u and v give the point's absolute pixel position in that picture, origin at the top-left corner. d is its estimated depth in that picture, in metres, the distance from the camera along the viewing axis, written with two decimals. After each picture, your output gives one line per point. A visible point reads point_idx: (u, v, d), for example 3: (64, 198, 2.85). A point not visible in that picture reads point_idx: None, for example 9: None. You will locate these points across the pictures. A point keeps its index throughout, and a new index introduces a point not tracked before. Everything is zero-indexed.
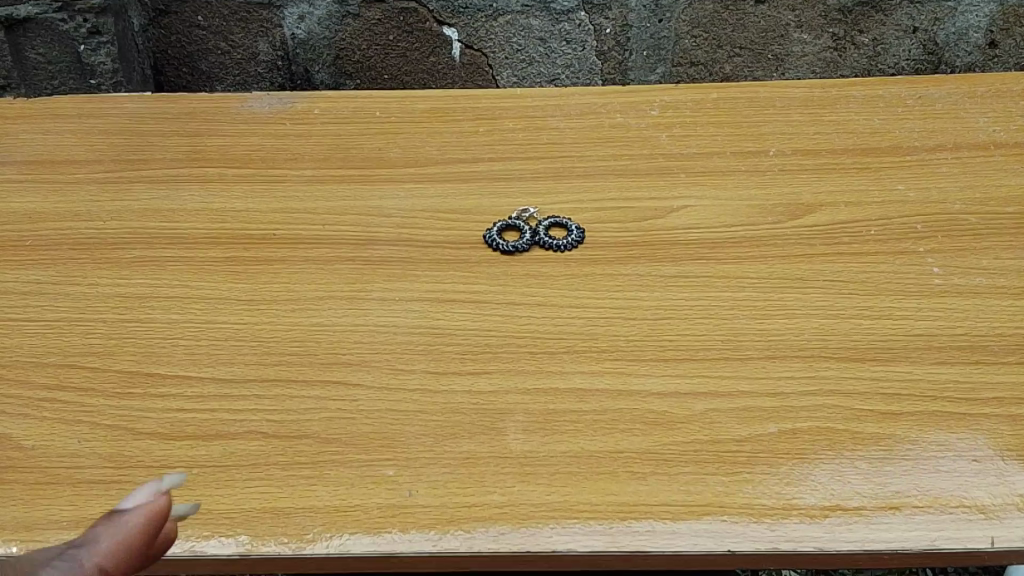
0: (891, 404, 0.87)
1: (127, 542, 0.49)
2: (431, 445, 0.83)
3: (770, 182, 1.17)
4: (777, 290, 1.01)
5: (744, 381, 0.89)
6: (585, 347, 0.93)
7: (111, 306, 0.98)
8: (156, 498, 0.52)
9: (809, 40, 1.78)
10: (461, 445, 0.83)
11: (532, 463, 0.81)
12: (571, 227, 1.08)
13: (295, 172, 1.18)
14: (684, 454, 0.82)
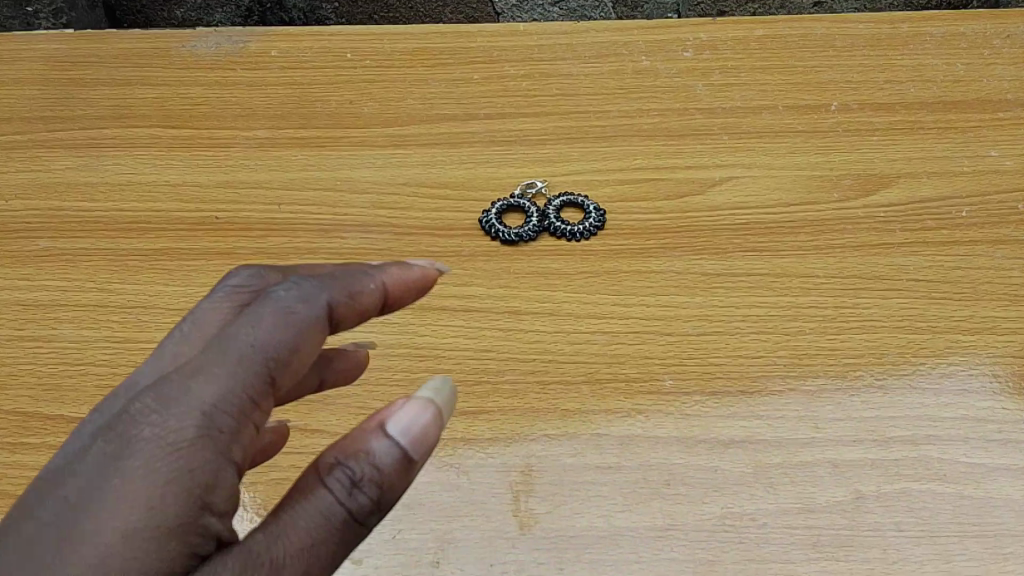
0: (1004, 460, 0.69)
1: (416, 277, 0.51)
2: (419, 521, 0.64)
3: (834, 145, 0.94)
4: (848, 293, 0.80)
5: (818, 424, 0.71)
6: (612, 375, 0.74)
7: (8, 317, 0.78)
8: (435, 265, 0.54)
9: None
10: (456, 519, 0.64)
11: (548, 548, 0.63)
12: (590, 208, 0.87)
13: (246, 132, 0.95)
14: (746, 536, 0.64)
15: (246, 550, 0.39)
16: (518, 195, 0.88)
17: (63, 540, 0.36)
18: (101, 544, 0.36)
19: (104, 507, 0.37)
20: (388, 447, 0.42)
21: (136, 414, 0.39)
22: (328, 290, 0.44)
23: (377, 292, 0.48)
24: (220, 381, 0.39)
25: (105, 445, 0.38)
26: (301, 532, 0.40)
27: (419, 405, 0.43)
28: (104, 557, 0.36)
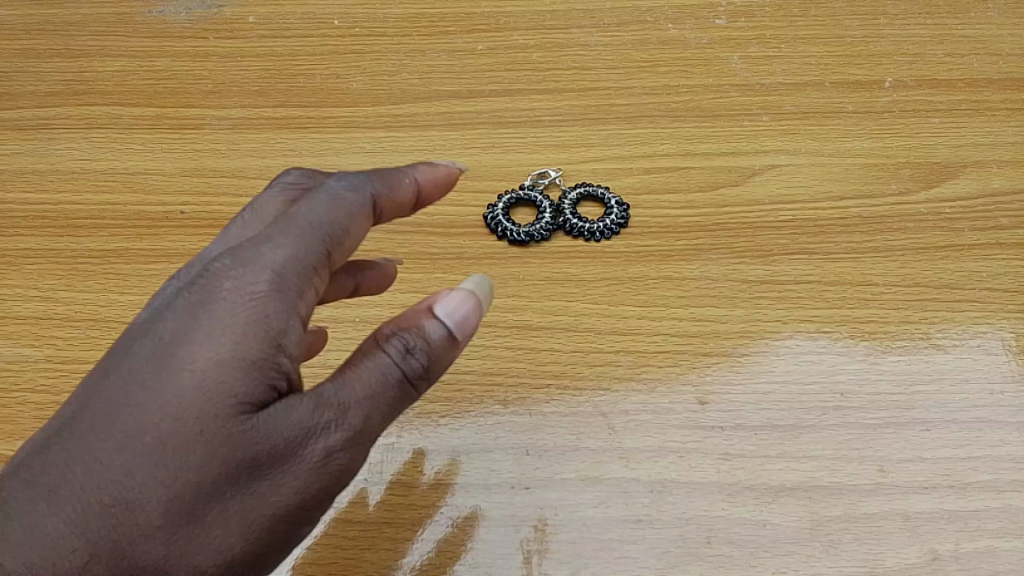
0: None
1: (449, 176, 0.53)
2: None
3: (890, 128, 0.82)
4: (912, 306, 0.69)
5: (884, 467, 0.60)
6: (640, 404, 0.63)
7: None
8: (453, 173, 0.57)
9: None
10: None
11: None
12: (611, 202, 0.75)
13: (218, 110, 0.83)
14: None
15: (313, 395, 0.40)
16: (528, 188, 0.77)
17: (157, 376, 0.39)
18: (194, 373, 0.39)
19: (190, 347, 0.39)
20: (437, 326, 0.44)
21: (220, 270, 0.41)
22: (372, 183, 0.47)
23: (413, 184, 0.50)
24: (288, 246, 0.42)
25: (188, 299, 0.41)
26: (361, 388, 0.41)
27: (461, 293, 0.45)
28: (194, 392, 0.38)
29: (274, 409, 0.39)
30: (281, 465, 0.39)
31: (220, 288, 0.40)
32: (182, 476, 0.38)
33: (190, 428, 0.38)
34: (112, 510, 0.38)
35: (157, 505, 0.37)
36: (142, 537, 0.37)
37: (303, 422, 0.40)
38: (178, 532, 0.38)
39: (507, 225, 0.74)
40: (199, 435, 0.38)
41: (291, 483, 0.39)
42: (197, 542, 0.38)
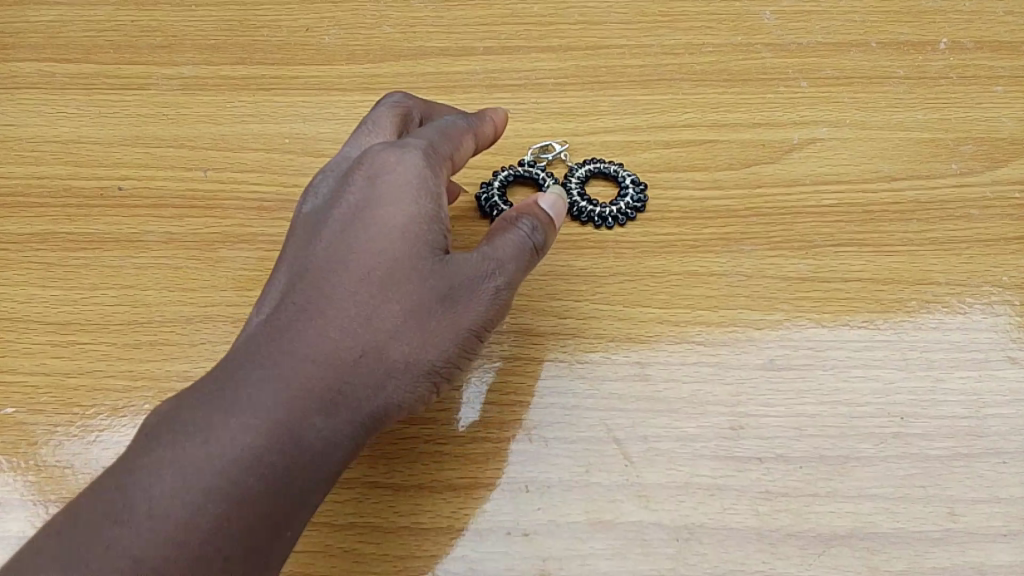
0: None
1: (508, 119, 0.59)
2: None
3: (946, 97, 0.71)
4: (981, 310, 0.59)
5: (955, 510, 0.50)
6: (661, 431, 0.53)
7: None
8: None
9: None
10: None
11: None
12: (625, 182, 0.64)
13: (166, 68, 0.71)
14: None
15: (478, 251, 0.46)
16: (528, 164, 0.66)
17: (343, 238, 0.45)
18: (387, 225, 0.44)
19: (378, 208, 0.45)
20: (545, 213, 0.51)
21: (380, 151, 0.47)
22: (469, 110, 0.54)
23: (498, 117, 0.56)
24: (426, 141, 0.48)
25: (358, 176, 0.46)
26: (511, 247, 0.47)
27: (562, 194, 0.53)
28: (392, 241, 0.44)
29: (452, 252, 0.45)
30: (468, 297, 0.45)
31: (389, 162, 0.46)
32: (396, 305, 0.43)
33: (395, 265, 0.44)
34: (332, 346, 0.42)
35: (370, 334, 0.43)
36: (367, 362, 0.42)
37: (474, 266, 0.45)
38: (394, 349, 0.43)
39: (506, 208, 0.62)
40: (404, 268, 0.44)
41: (477, 313, 0.45)
42: (414, 358, 0.43)
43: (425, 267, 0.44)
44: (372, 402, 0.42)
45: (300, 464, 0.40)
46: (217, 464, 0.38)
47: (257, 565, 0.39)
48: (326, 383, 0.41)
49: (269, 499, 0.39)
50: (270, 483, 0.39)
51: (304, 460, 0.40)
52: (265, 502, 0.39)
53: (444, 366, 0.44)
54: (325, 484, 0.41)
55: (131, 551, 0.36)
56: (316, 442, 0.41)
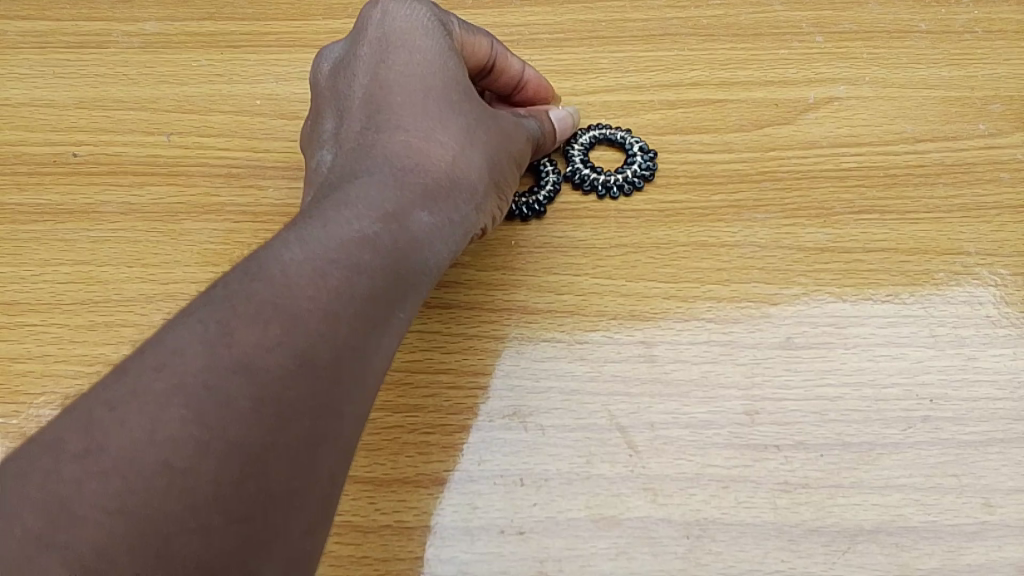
0: None
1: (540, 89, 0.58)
2: None
3: (972, 53, 0.66)
4: (1016, 281, 0.54)
5: (991, 500, 0.46)
6: (669, 417, 0.48)
7: None
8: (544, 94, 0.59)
9: None
10: None
11: None
12: (634, 148, 0.59)
13: (126, 23, 0.66)
14: None
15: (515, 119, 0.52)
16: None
17: (399, 80, 0.48)
18: (434, 74, 0.48)
19: (425, 57, 0.49)
20: (551, 124, 0.56)
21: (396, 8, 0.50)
22: (498, 46, 0.55)
23: (516, 69, 0.56)
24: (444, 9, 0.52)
25: (388, 40, 0.49)
26: (525, 122, 0.53)
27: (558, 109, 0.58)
28: (444, 80, 0.48)
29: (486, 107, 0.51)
30: (508, 137, 0.50)
31: (423, 22, 0.50)
32: (466, 133, 0.47)
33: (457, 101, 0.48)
34: (415, 163, 0.45)
35: (453, 152, 0.46)
36: (447, 178, 0.45)
37: (515, 122, 0.51)
38: (472, 162, 0.47)
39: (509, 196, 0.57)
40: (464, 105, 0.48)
41: (514, 152, 0.50)
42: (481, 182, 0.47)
43: (479, 105, 0.49)
44: (454, 218, 0.45)
45: (405, 264, 0.41)
46: (334, 253, 0.38)
47: (376, 350, 0.38)
48: (419, 190, 0.44)
49: (381, 290, 0.39)
50: (380, 277, 0.39)
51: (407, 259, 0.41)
52: (379, 291, 0.39)
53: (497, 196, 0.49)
54: (420, 290, 0.42)
55: (269, 320, 0.34)
56: (420, 232, 0.43)
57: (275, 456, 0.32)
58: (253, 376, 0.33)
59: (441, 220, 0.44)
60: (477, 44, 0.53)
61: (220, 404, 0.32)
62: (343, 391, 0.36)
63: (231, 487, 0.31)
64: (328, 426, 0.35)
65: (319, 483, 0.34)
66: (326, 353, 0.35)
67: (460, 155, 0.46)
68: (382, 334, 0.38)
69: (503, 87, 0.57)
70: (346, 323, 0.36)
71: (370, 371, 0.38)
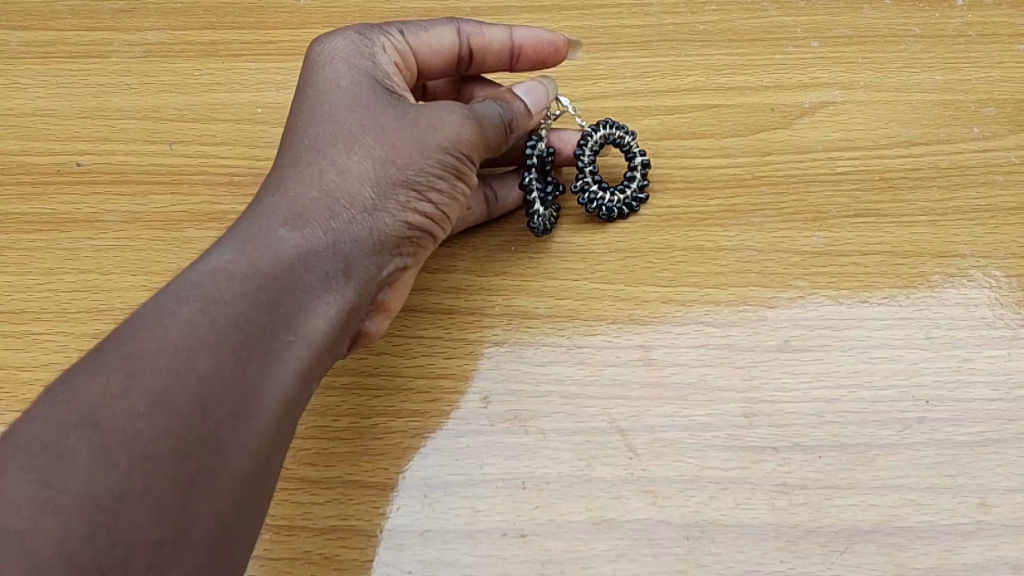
0: None
1: (535, 47, 0.57)
2: None
3: (966, 57, 0.66)
4: (1010, 283, 0.54)
5: (986, 500, 0.47)
6: (667, 420, 0.49)
7: None
8: (550, 52, 0.57)
9: None
10: None
11: None
12: (635, 159, 0.57)
13: (126, 32, 0.66)
14: None
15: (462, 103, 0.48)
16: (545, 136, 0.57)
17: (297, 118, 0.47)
18: (331, 100, 0.47)
19: (324, 87, 0.48)
20: (520, 102, 0.51)
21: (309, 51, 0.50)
22: (467, 25, 0.55)
23: (499, 39, 0.55)
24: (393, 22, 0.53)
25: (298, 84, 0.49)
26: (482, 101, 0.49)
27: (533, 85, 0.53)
28: (343, 103, 0.47)
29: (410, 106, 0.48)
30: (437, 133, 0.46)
31: (331, 55, 0.49)
32: (357, 143, 0.45)
33: (350, 113, 0.47)
34: (302, 192, 0.44)
35: (348, 173, 0.45)
36: (336, 200, 0.44)
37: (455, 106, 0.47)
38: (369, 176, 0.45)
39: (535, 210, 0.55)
40: (358, 113, 0.47)
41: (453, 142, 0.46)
42: (385, 193, 0.45)
43: (380, 108, 0.47)
44: (347, 236, 0.43)
45: (280, 288, 0.40)
46: (194, 291, 0.37)
47: (248, 377, 0.37)
48: (302, 214, 0.43)
49: (251, 317, 0.38)
50: (247, 304, 0.38)
51: (287, 281, 0.40)
52: (245, 316, 0.38)
53: (421, 199, 0.46)
54: (310, 311, 0.41)
55: (114, 368, 0.34)
56: (302, 256, 0.41)
57: (124, 502, 0.31)
58: (100, 424, 0.32)
59: (331, 238, 0.43)
60: (438, 38, 0.54)
61: (61, 458, 0.31)
62: (204, 423, 0.34)
63: (74, 539, 0.30)
64: (200, 462, 0.34)
65: (190, 524, 0.33)
66: (182, 393, 0.34)
67: (353, 175, 0.45)
68: (256, 364, 0.37)
69: (500, 60, 0.56)
70: (204, 353, 0.35)
71: (250, 398, 0.36)
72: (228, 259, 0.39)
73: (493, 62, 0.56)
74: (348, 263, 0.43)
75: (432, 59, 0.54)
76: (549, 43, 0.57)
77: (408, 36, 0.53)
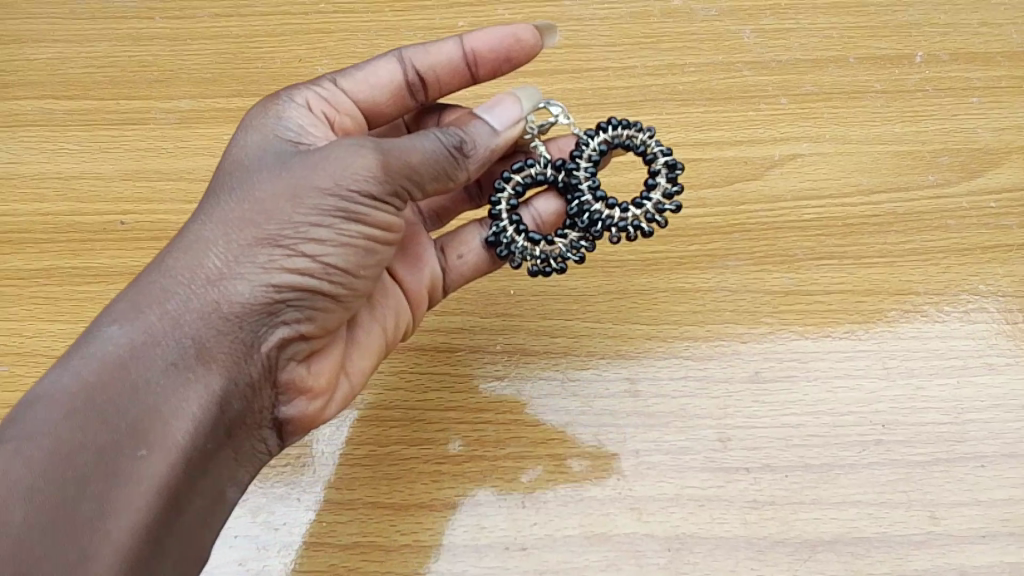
0: None
1: (491, 46, 0.56)
2: None
3: (923, 110, 0.73)
4: (958, 317, 0.61)
5: (937, 513, 0.52)
6: (651, 445, 0.55)
7: None
8: (509, 47, 0.57)
9: None
10: None
11: None
12: (657, 164, 0.55)
13: (160, 100, 0.73)
14: None
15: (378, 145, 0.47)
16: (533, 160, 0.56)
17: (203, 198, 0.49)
18: (231, 178, 0.48)
19: (232, 162, 0.49)
20: (483, 124, 0.50)
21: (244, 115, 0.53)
22: (412, 48, 0.56)
23: (447, 51, 0.56)
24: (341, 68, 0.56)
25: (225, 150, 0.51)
26: (405, 142, 0.47)
27: (503, 103, 0.52)
28: (239, 181, 0.48)
29: (319, 157, 0.47)
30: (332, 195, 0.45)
31: (257, 121, 0.51)
32: (227, 221, 0.46)
33: (228, 190, 0.48)
34: (167, 288, 0.45)
35: (220, 263, 0.45)
36: (199, 295, 0.45)
37: (360, 155, 0.46)
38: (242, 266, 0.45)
39: (527, 245, 0.54)
40: (236, 183, 0.48)
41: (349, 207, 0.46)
42: (260, 279, 0.45)
43: (274, 173, 0.47)
44: (207, 333, 0.44)
45: (119, 412, 0.41)
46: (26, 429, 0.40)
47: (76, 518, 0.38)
48: (156, 313, 0.44)
49: (78, 453, 0.39)
50: (77, 440, 0.40)
51: (126, 388, 0.42)
52: (75, 453, 0.39)
53: (306, 269, 0.46)
54: (165, 423, 0.42)
55: None
56: (154, 369, 0.43)
57: None
58: None
59: (188, 341, 0.44)
60: (378, 64, 0.55)
61: None
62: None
63: None
64: None
65: None
66: None
67: (228, 263, 0.45)
68: (87, 502, 0.39)
69: (457, 70, 0.57)
70: (22, 501, 0.38)
71: (78, 536, 0.38)
72: (67, 384, 0.41)
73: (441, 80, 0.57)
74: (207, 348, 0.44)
75: (375, 87, 0.56)
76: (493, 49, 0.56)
77: (348, 67, 0.55)
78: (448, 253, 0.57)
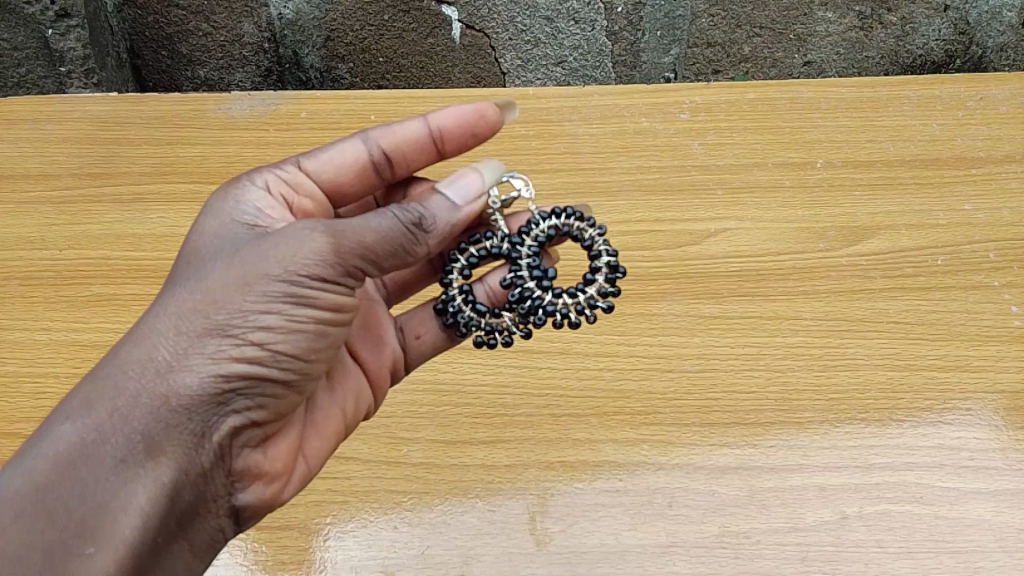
0: (962, 482, 0.77)
1: (445, 120, 0.81)
2: (455, 538, 0.74)
3: (820, 200, 1.01)
4: (832, 336, 0.88)
5: (806, 451, 0.79)
6: (618, 409, 0.81)
7: (73, 365, 0.88)
8: (459, 118, 0.81)
9: (834, 20, 1.35)
10: (486, 542, 0.74)
11: (574, 562, 0.73)
12: (601, 262, 0.81)
13: None
14: (722, 551, 0.73)
15: (330, 229, 0.63)
16: (490, 235, 0.80)
17: (166, 289, 0.65)
18: (189, 281, 0.64)
19: (195, 266, 0.66)
20: (442, 203, 0.71)
21: (214, 211, 0.71)
22: (384, 128, 0.81)
23: (409, 126, 0.80)
24: (330, 147, 0.81)
25: (199, 245, 0.68)
26: (359, 221, 0.64)
27: (466, 178, 0.74)
28: (190, 285, 0.64)
29: (271, 252, 0.63)
30: (275, 293, 0.62)
31: (225, 224, 0.70)
32: (182, 319, 0.62)
33: (184, 288, 0.64)
34: (120, 388, 0.60)
35: (170, 364, 0.61)
36: (147, 394, 0.60)
37: (305, 247, 0.62)
38: (187, 368, 0.61)
39: (473, 317, 0.79)
40: (194, 282, 0.64)
41: (291, 296, 0.62)
42: (205, 376, 0.61)
43: (225, 274, 0.63)
44: (155, 430, 0.60)
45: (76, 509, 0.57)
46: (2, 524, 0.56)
47: None
48: (110, 413, 0.59)
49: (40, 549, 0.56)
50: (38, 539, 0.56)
51: (87, 485, 0.58)
52: (39, 549, 0.56)
53: (248, 364, 0.62)
54: (114, 514, 0.57)
55: None
56: (108, 461, 0.58)
57: None
58: None
59: (138, 438, 0.59)
60: (354, 143, 0.80)
61: None
62: None
63: None
64: None
65: None
66: None
67: (176, 362, 0.61)
68: None
69: (422, 140, 0.81)
70: None
71: None
72: (32, 483, 0.57)
73: (405, 153, 0.81)
74: (154, 442, 0.60)
75: (353, 161, 0.81)
76: (443, 126, 0.81)
77: (331, 150, 0.80)
78: (411, 338, 0.81)
